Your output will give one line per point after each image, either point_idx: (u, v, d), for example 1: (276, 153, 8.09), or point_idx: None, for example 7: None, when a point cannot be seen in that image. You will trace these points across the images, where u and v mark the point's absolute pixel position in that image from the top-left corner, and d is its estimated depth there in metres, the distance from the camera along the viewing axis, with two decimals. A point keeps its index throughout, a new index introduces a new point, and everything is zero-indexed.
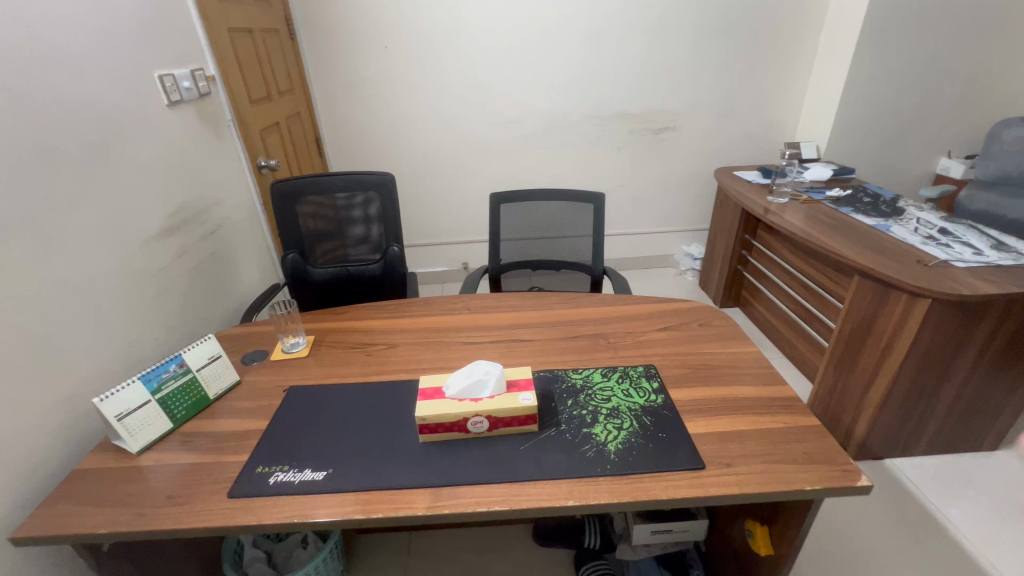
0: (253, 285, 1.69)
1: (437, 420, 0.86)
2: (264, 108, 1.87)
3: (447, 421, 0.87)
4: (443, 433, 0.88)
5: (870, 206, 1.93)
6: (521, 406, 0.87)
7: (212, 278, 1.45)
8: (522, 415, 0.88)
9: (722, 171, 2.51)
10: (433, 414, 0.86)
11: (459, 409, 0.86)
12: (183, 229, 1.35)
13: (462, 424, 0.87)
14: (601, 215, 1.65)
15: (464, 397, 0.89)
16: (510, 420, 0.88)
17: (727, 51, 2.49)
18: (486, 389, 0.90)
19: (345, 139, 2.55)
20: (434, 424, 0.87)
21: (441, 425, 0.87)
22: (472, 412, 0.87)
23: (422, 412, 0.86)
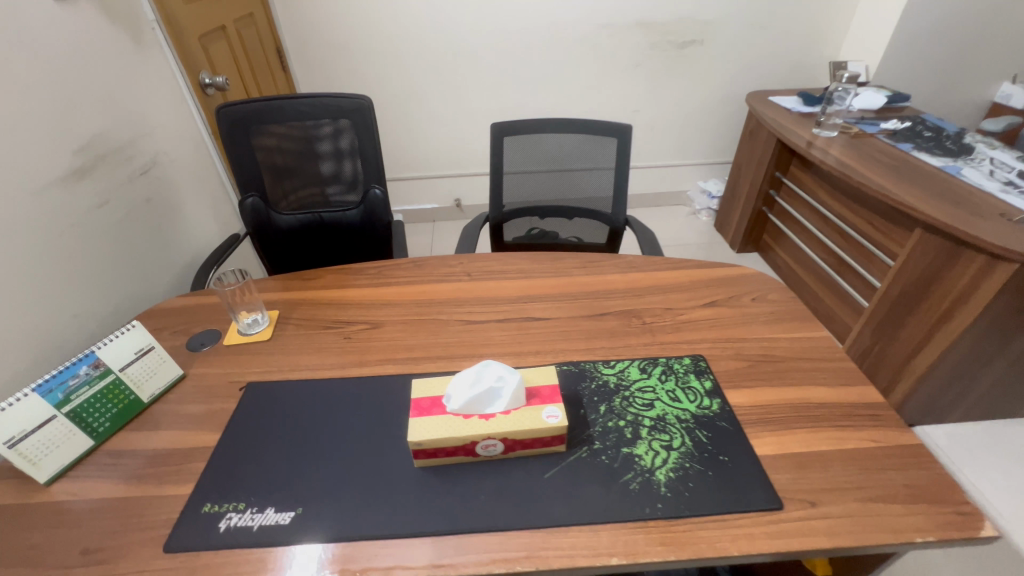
0: (207, 235, 1.42)
1: (436, 445, 0.66)
2: (200, 6, 1.47)
3: (449, 446, 0.67)
4: (443, 458, 0.69)
5: (932, 142, 1.65)
6: (547, 427, 0.67)
7: (148, 233, 1.18)
8: (548, 436, 0.68)
9: (755, 95, 2.17)
10: (431, 438, 0.66)
11: (464, 433, 0.66)
12: (102, 170, 1.06)
13: (469, 448, 0.68)
14: (626, 153, 1.36)
15: (467, 414, 0.68)
16: (533, 442, 0.68)
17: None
18: (498, 405, 0.69)
19: (312, 50, 2.12)
20: (432, 449, 0.67)
21: (441, 451, 0.67)
22: (482, 435, 0.67)
23: (415, 436, 0.66)
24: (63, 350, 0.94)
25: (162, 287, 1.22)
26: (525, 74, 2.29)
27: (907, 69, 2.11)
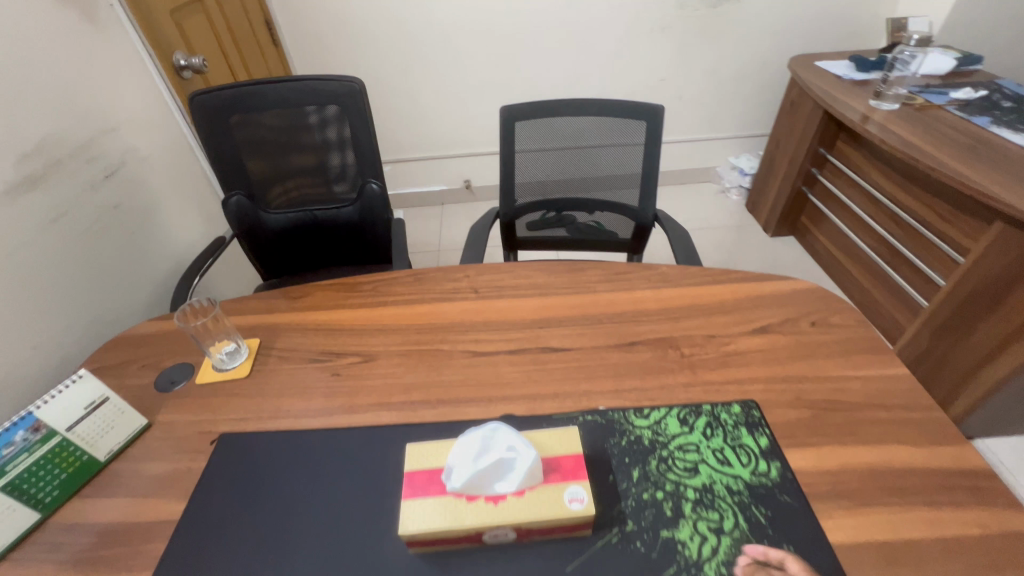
0: (191, 237, 1.30)
1: (434, 535, 0.55)
2: None
3: (450, 536, 0.55)
4: (444, 544, 0.57)
5: (1013, 115, 1.42)
6: (570, 514, 0.54)
7: (118, 243, 1.05)
8: (572, 523, 0.56)
9: (799, 60, 1.92)
10: (427, 528, 0.54)
11: (467, 521, 0.54)
12: (55, 177, 0.92)
13: (475, 537, 0.56)
14: (657, 138, 1.18)
15: (470, 495, 0.56)
16: (553, 529, 0.56)
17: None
18: (508, 485, 0.56)
19: (304, 21, 1.93)
20: (430, 539, 0.55)
21: (441, 541, 0.55)
22: (490, 524, 0.54)
23: (411, 529, 0.54)
24: (22, 386, 0.83)
25: (140, 301, 1.11)
26: (537, 40, 2.06)
27: (980, 24, 1.83)
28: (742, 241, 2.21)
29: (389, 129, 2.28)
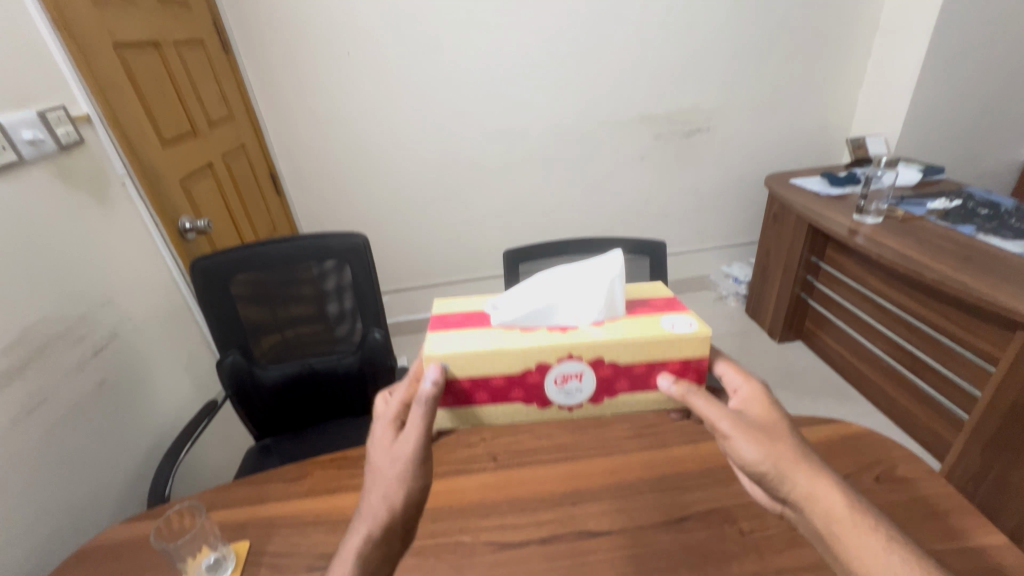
0: (178, 402, 1.21)
1: (508, 371, 0.60)
2: (183, 149, 1.39)
3: (515, 374, 0.61)
4: (519, 405, 0.63)
5: (995, 222, 1.47)
6: (673, 335, 0.60)
7: (96, 426, 0.97)
8: (671, 357, 0.61)
9: (774, 178, 2.05)
10: (501, 352, 0.59)
11: (556, 344, 0.59)
12: (38, 365, 0.87)
13: (555, 384, 0.62)
14: (662, 271, 1.18)
15: (545, 334, 0.61)
16: (659, 365, 0.62)
17: (771, 21, 2.01)
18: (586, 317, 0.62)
19: (308, 172, 2.06)
20: (499, 380, 0.61)
21: (515, 381, 0.61)
22: (584, 354, 0.59)
23: (479, 355, 0.59)
24: None
25: (114, 486, 1.00)
26: (526, 172, 2.20)
27: (931, 140, 2.00)
28: (750, 348, 2.16)
29: (388, 260, 2.32)
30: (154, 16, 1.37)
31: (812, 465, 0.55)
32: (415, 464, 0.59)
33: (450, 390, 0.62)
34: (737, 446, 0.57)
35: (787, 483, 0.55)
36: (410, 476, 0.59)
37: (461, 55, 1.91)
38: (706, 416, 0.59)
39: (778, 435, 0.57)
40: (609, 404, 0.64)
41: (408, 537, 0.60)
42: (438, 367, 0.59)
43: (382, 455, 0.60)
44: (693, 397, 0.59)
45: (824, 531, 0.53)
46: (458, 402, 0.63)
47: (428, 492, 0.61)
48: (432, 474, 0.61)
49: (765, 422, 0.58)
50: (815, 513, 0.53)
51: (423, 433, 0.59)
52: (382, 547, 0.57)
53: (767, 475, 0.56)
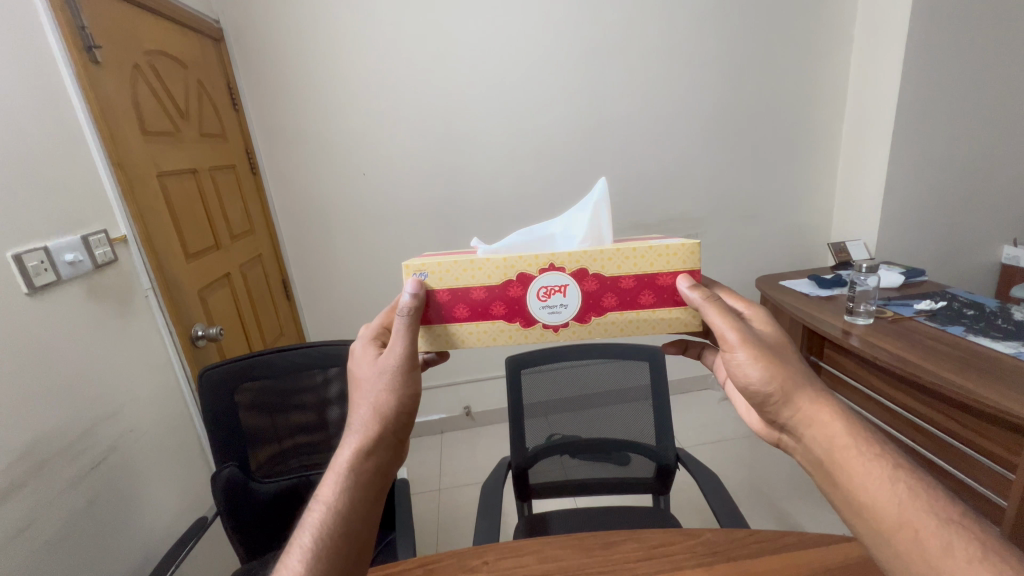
0: (166, 520, 1.16)
1: (488, 282, 0.69)
2: (205, 260, 1.49)
3: (498, 284, 0.69)
4: (502, 323, 0.71)
5: (982, 322, 1.52)
6: (648, 246, 0.68)
7: (80, 548, 0.93)
8: (652, 271, 0.69)
9: (764, 280, 2.15)
10: (481, 263, 0.69)
11: (536, 254, 0.68)
12: (35, 483, 0.86)
13: (537, 298, 0.70)
14: (661, 375, 1.21)
15: (531, 250, 0.69)
16: (644, 282, 0.69)
17: (744, 143, 2.23)
18: (574, 240, 0.70)
19: (319, 278, 2.16)
20: (480, 293, 0.70)
21: (495, 293, 0.69)
22: (565, 265, 0.68)
23: (463, 267, 0.69)
24: None
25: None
26: None
27: (907, 244, 2.12)
28: (761, 452, 2.09)
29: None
30: (195, 148, 1.55)
31: (814, 393, 0.61)
32: (398, 373, 0.65)
33: (432, 306, 0.70)
34: (745, 357, 0.62)
35: (790, 406, 0.61)
36: (395, 388, 0.65)
37: (466, 176, 2.09)
38: (716, 325, 0.64)
39: (783, 357, 0.63)
40: (597, 323, 0.72)
41: (396, 452, 0.66)
42: (415, 280, 0.68)
43: (368, 369, 0.66)
44: (710, 303, 0.64)
45: (826, 458, 0.58)
46: (440, 320, 0.71)
47: (414, 404, 0.66)
48: (419, 384, 0.67)
49: (774, 345, 0.64)
50: (814, 436, 0.60)
51: (405, 342, 0.65)
52: (373, 458, 0.63)
53: (772, 397, 0.62)
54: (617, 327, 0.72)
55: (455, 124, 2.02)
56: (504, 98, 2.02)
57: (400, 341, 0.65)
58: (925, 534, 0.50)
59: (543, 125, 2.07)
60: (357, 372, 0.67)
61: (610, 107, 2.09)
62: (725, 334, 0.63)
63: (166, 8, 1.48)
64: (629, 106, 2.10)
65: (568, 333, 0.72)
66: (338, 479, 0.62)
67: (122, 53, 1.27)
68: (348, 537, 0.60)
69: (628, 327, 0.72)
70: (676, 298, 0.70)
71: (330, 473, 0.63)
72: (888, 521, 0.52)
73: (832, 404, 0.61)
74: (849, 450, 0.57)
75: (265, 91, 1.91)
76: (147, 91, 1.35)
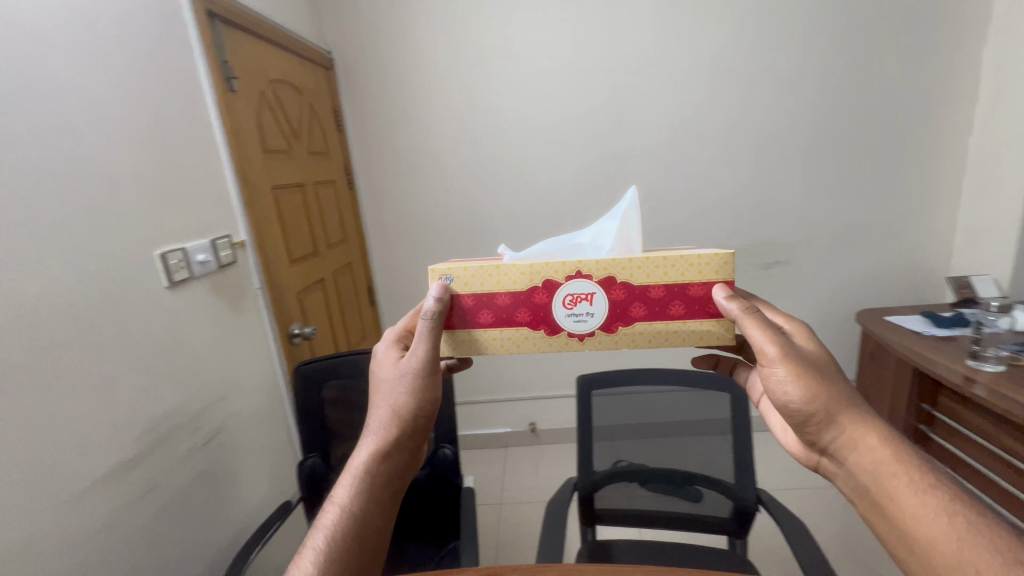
0: (257, 501, 1.28)
1: (514, 288, 0.68)
2: (305, 266, 1.65)
3: (520, 290, 0.68)
4: (526, 331, 0.69)
5: None
6: (679, 255, 0.66)
7: (189, 516, 1.05)
8: (683, 281, 0.66)
9: (865, 314, 1.95)
10: (506, 267, 0.68)
11: (563, 260, 0.66)
12: (161, 451, 0.99)
13: (564, 306, 0.68)
14: (742, 409, 1.13)
15: (559, 257, 0.68)
16: (676, 293, 0.67)
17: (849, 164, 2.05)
18: (603, 249, 0.68)
19: (401, 288, 2.29)
20: (506, 299, 0.68)
21: (520, 300, 0.68)
22: (591, 272, 0.66)
23: (490, 268, 0.68)
24: None
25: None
26: None
27: None
28: None
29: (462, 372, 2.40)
30: (305, 164, 1.72)
31: (858, 416, 0.63)
32: (417, 377, 0.68)
33: (455, 311, 0.69)
34: (784, 375, 0.64)
35: (833, 428, 0.63)
36: (414, 395, 0.68)
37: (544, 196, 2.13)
38: (754, 338, 0.64)
39: (824, 376, 0.64)
40: (624, 333, 0.69)
41: (411, 456, 0.70)
42: (440, 283, 0.68)
43: (392, 372, 0.71)
44: (749, 316, 0.63)
45: (868, 481, 0.60)
46: (463, 326, 0.70)
47: (431, 410, 0.69)
48: (437, 389, 0.69)
49: (814, 362, 0.65)
50: (857, 458, 0.62)
51: (424, 348, 0.67)
52: (388, 461, 0.68)
53: (814, 418, 0.64)
54: (645, 339, 0.69)
55: (537, 144, 2.07)
56: (587, 119, 2.04)
57: (422, 348, 0.67)
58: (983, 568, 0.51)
59: (626, 143, 2.06)
60: (380, 376, 0.71)
61: (700, 123, 2.03)
62: (763, 349, 0.64)
63: (290, 42, 1.69)
64: (718, 122, 2.02)
65: (593, 342, 0.69)
66: (353, 482, 0.66)
67: (253, 81, 1.46)
68: (360, 533, 0.64)
69: (657, 339, 0.69)
70: (706, 311, 0.67)
71: (347, 474, 0.67)
72: (943, 554, 0.53)
73: (877, 427, 0.62)
74: (896, 478, 0.59)
75: (366, 114, 2.09)
76: (269, 113, 1.54)
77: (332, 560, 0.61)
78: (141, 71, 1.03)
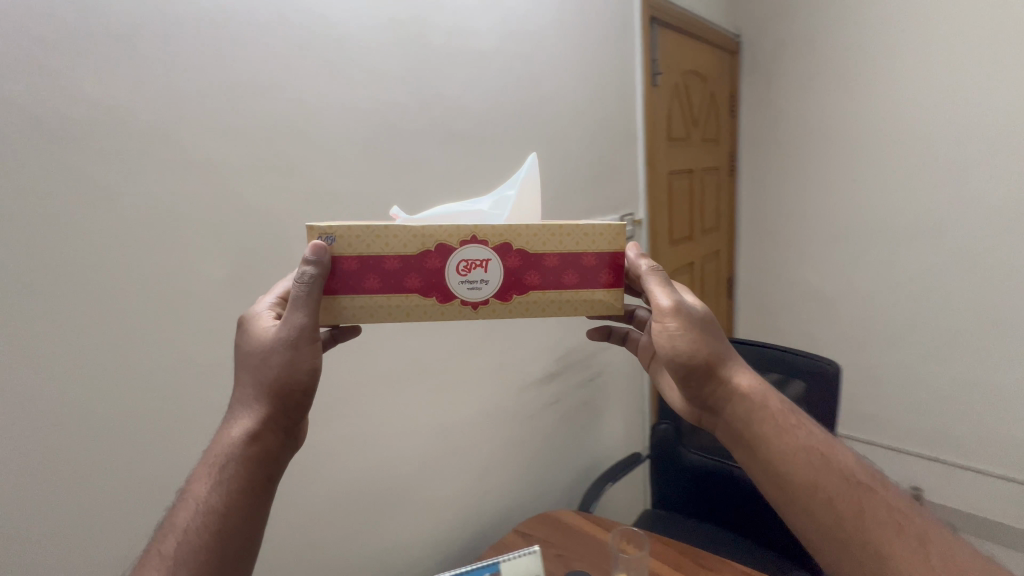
0: (614, 441, 1.59)
1: (402, 251, 0.60)
2: (682, 248, 1.79)
3: (408, 254, 0.61)
4: (416, 297, 0.62)
5: None
6: (575, 224, 0.62)
7: (572, 429, 1.43)
8: (578, 250, 0.63)
9: None
10: (394, 229, 0.59)
11: (457, 224, 0.60)
12: (563, 375, 1.38)
13: (456, 272, 0.62)
14: None
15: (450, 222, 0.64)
16: (571, 262, 0.63)
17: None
18: (501, 215, 0.66)
19: (769, 285, 2.36)
20: (393, 262, 0.61)
21: (409, 263, 0.61)
22: (488, 237, 0.61)
23: (369, 225, 0.59)
24: (481, 500, 1.21)
25: (567, 472, 1.43)
26: None
27: None
28: None
29: (854, 387, 2.14)
30: (700, 151, 1.82)
31: (738, 366, 0.63)
32: (297, 344, 0.57)
33: (337, 274, 0.60)
34: (674, 329, 0.61)
35: (712, 380, 0.62)
36: (290, 363, 0.56)
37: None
38: (653, 295, 0.63)
39: (704, 328, 0.63)
40: (519, 302, 0.64)
41: (288, 436, 0.58)
42: (319, 244, 0.58)
43: (259, 341, 0.58)
44: (652, 273, 0.64)
45: (743, 428, 0.60)
46: (346, 293, 0.61)
47: (311, 383, 0.58)
48: (319, 359, 0.58)
49: (700, 317, 0.64)
50: (734, 409, 0.61)
51: (299, 312, 0.57)
52: (260, 442, 0.55)
53: (698, 370, 0.61)
54: (540, 309, 0.65)
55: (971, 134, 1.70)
56: None
57: (297, 314, 0.57)
58: (839, 505, 0.54)
59: None
60: (248, 347, 0.58)
61: None
62: (659, 304, 0.62)
63: (706, 31, 1.77)
64: None
65: (489, 311, 0.64)
66: (214, 470, 0.53)
67: (671, 75, 1.64)
68: (229, 529, 0.52)
69: (550, 308, 0.65)
70: (600, 279, 0.64)
71: (208, 458, 0.55)
72: (818, 500, 0.55)
73: (750, 376, 0.63)
74: (769, 426, 0.59)
75: (764, 122, 2.24)
76: (678, 105, 1.68)
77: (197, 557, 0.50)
78: (596, 92, 1.39)
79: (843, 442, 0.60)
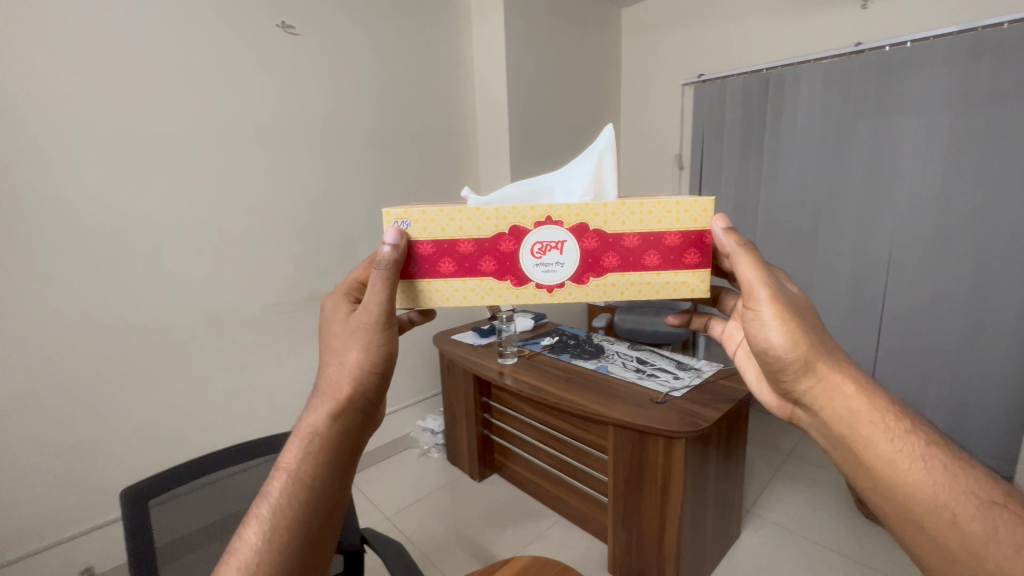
0: None
1: (477, 234, 0.70)
2: None
3: (474, 239, 0.71)
4: (490, 279, 0.72)
5: (578, 348, 2.12)
6: (664, 202, 0.70)
7: None
8: (660, 228, 0.71)
9: (441, 336, 2.40)
10: (469, 213, 0.70)
11: (532, 207, 0.70)
12: None
13: (532, 255, 0.71)
14: None
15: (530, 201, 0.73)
16: (646, 242, 0.71)
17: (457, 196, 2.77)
18: (578, 192, 0.73)
19: None
20: (468, 247, 0.71)
21: (484, 246, 0.71)
22: (563, 219, 0.70)
23: (443, 211, 0.69)
24: None
25: None
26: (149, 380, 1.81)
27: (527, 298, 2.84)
28: (457, 497, 2.22)
29: None
30: None
31: (837, 362, 0.65)
32: (366, 334, 0.64)
33: (416, 258, 0.71)
34: (769, 317, 0.65)
35: (809, 375, 0.65)
36: (365, 350, 0.64)
37: (89, 265, 1.65)
38: (745, 277, 0.67)
39: (804, 317, 0.67)
40: (596, 285, 0.73)
41: (369, 419, 0.67)
42: (397, 229, 0.69)
43: (340, 326, 0.67)
44: (741, 250, 0.66)
45: (839, 427, 0.62)
46: (422, 276, 0.72)
47: (386, 367, 0.66)
48: (391, 344, 0.66)
49: (798, 304, 0.67)
50: (828, 405, 0.63)
51: (375, 299, 0.64)
52: (333, 425, 0.62)
53: (790, 363, 0.65)
54: (618, 290, 0.73)
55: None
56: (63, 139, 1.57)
57: (373, 299, 0.64)
58: (961, 515, 0.54)
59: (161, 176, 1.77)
60: (330, 325, 0.68)
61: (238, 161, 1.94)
62: (749, 282, 0.66)
63: None
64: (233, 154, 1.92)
65: (563, 293, 0.73)
66: (298, 446, 0.61)
67: None
68: (309, 505, 0.59)
69: (628, 288, 0.73)
70: (682, 258, 0.72)
71: (293, 439, 0.62)
72: (921, 497, 0.56)
73: (852, 371, 0.65)
74: (870, 427, 0.60)
75: None
76: None
77: (262, 555, 0.55)
78: None
79: (969, 455, 0.59)
